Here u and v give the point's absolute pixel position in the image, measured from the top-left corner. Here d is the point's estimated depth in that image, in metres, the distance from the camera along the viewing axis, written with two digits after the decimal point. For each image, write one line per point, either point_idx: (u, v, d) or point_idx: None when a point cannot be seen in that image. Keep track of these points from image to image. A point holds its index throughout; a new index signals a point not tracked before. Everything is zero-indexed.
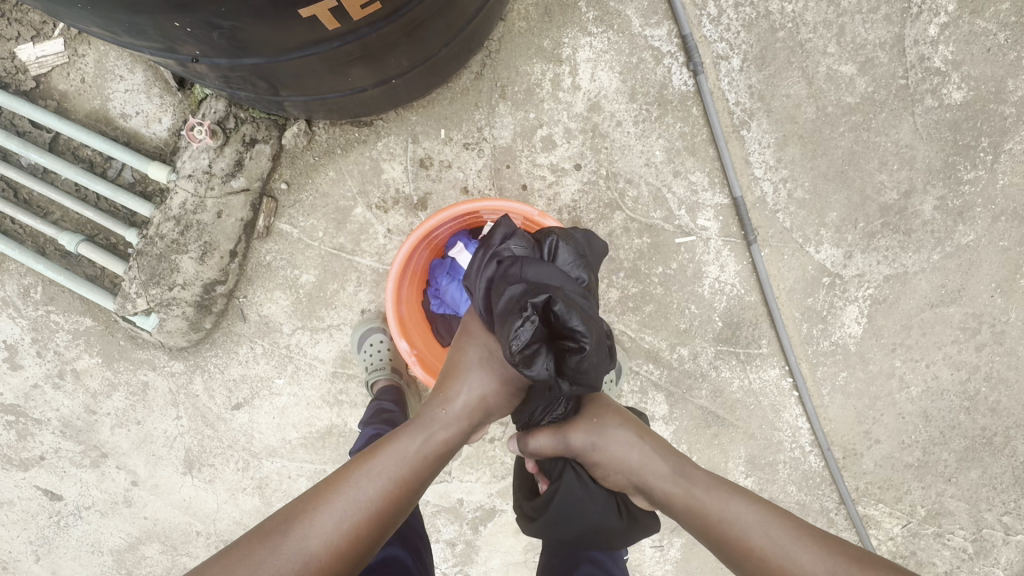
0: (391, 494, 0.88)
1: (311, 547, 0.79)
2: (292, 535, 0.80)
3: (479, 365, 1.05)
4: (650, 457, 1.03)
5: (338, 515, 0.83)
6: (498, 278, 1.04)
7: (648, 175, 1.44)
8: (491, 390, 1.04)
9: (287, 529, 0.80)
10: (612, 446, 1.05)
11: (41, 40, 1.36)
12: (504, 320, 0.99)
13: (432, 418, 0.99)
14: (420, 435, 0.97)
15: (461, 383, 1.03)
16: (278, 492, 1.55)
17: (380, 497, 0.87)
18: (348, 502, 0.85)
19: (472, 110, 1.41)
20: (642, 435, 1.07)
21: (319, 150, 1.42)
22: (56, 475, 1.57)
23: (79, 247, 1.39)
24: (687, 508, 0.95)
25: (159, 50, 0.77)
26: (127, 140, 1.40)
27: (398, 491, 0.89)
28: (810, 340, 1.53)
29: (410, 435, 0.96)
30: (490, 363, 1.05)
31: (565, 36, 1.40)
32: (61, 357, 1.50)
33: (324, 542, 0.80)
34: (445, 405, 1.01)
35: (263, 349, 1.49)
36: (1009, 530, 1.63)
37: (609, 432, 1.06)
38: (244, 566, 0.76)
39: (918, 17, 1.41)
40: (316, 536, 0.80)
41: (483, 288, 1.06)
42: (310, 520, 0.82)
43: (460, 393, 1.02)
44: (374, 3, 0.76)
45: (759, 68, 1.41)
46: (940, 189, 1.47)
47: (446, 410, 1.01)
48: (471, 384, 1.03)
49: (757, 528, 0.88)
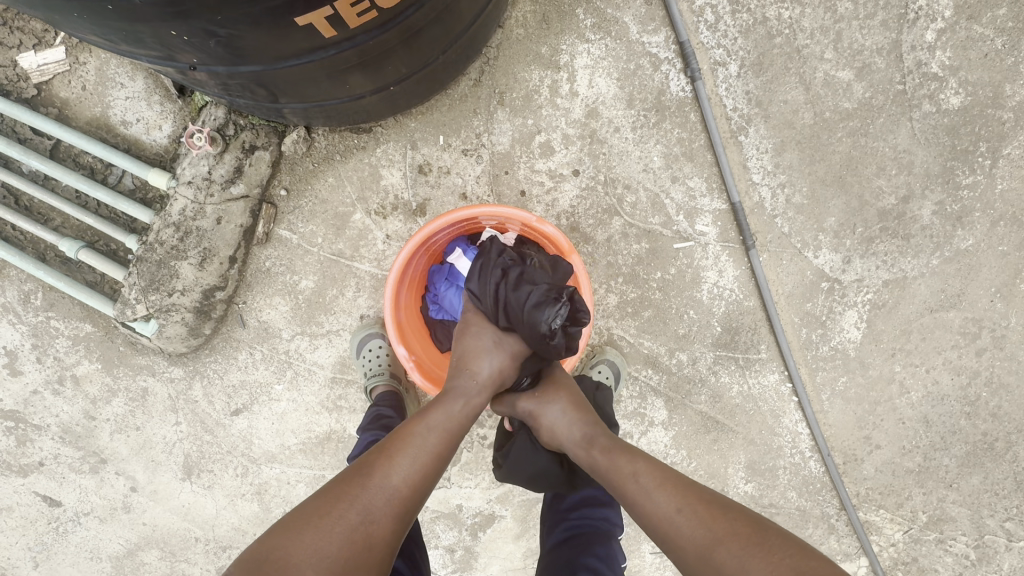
0: (446, 446, 0.95)
1: (395, 488, 0.84)
2: (376, 477, 0.84)
3: (497, 344, 1.15)
4: (569, 426, 1.08)
5: (410, 462, 0.88)
6: (510, 274, 1.19)
7: (646, 181, 1.44)
8: (506, 366, 1.13)
9: (369, 475, 0.84)
10: (544, 417, 1.12)
11: (43, 48, 1.37)
12: (526, 295, 1.13)
13: (464, 385, 1.06)
14: (460, 397, 1.03)
15: (485, 357, 1.12)
16: (277, 498, 1.55)
17: (440, 448, 0.93)
18: (415, 450, 0.90)
19: (470, 117, 1.42)
20: (569, 409, 1.11)
21: (318, 157, 1.42)
22: (55, 481, 1.57)
23: (80, 253, 1.39)
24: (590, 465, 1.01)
25: (157, 59, 0.77)
26: (128, 147, 1.41)
27: (452, 444, 0.96)
28: (809, 345, 1.52)
29: (453, 397, 1.02)
30: (505, 343, 1.16)
31: (563, 43, 1.40)
32: (60, 363, 1.50)
33: (404, 483, 0.85)
34: (476, 374, 1.08)
35: (262, 354, 1.49)
36: (1012, 536, 1.62)
37: (545, 405, 1.13)
38: (339, 503, 0.80)
39: (915, 23, 1.41)
40: (397, 478, 0.85)
41: (495, 284, 1.18)
42: (387, 465, 0.86)
43: (485, 366, 1.10)
44: (370, 11, 0.76)
45: (757, 74, 1.42)
46: (938, 194, 1.47)
47: (478, 379, 1.08)
48: (492, 361, 1.12)
49: (631, 480, 0.91)
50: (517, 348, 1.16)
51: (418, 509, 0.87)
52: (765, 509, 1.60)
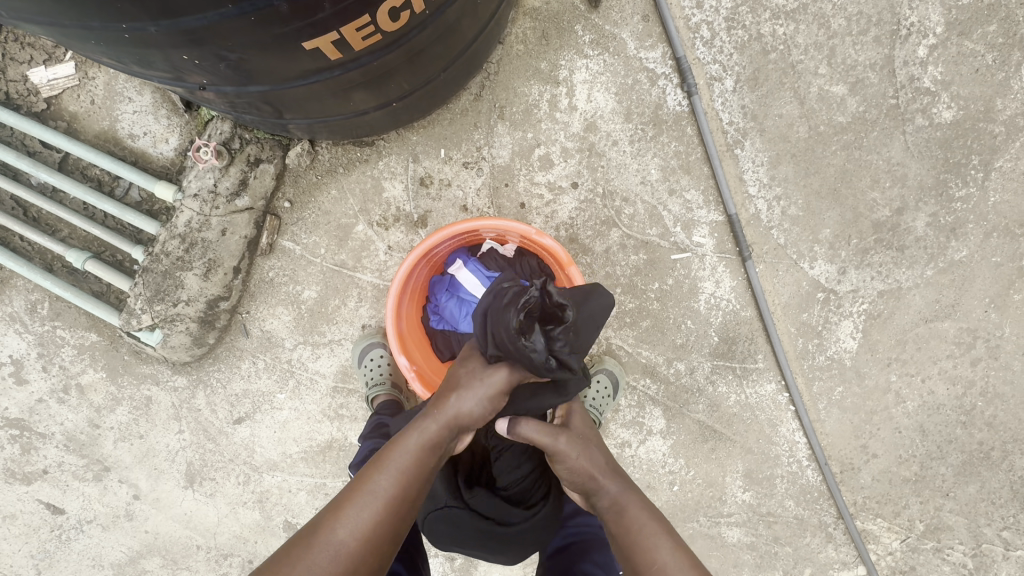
0: (404, 488, 0.89)
1: (344, 540, 0.81)
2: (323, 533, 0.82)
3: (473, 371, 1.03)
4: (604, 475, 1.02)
5: (360, 511, 0.85)
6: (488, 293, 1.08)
7: (644, 193, 1.47)
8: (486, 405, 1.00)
9: (314, 536, 0.82)
10: (572, 453, 1.02)
11: (54, 63, 1.40)
12: (502, 299, 1.02)
13: (427, 421, 0.98)
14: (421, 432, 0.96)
15: (460, 388, 1.01)
16: (278, 506, 1.56)
17: (396, 490, 0.88)
18: (368, 498, 0.86)
19: (471, 130, 1.45)
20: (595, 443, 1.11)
21: (322, 170, 1.45)
22: (59, 489, 1.58)
23: (87, 264, 1.42)
24: (610, 506, 0.99)
25: (167, 79, 0.80)
26: (135, 160, 1.43)
27: (413, 483, 0.90)
28: (806, 355, 1.54)
29: (414, 431, 0.96)
30: (489, 372, 1.02)
31: (562, 59, 1.43)
32: (65, 372, 1.52)
33: (353, 534, 0.82)
34: (445, 407, 0.99)
35: (265, 363, 1.51)
36: (1010, 545, 1.63)
37: (587, 449, 1.04)
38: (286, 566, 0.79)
39: (907, 39, 1.44)
40: (346, 530, 0.82)
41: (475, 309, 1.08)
42: (336, 519, 0.83)
43: (457, 399, 1.00)
44: (375, 35, 0.78)
45: (752, 89, 1.45)
46: (932, 206, 1.50)
47: (447, 412, 0.98)
48: (469, 393, 1.00)
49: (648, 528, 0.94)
50: (495, 382, 1.01)
51: (377, 556, 0.84)
52: (764, 518, 1.62)
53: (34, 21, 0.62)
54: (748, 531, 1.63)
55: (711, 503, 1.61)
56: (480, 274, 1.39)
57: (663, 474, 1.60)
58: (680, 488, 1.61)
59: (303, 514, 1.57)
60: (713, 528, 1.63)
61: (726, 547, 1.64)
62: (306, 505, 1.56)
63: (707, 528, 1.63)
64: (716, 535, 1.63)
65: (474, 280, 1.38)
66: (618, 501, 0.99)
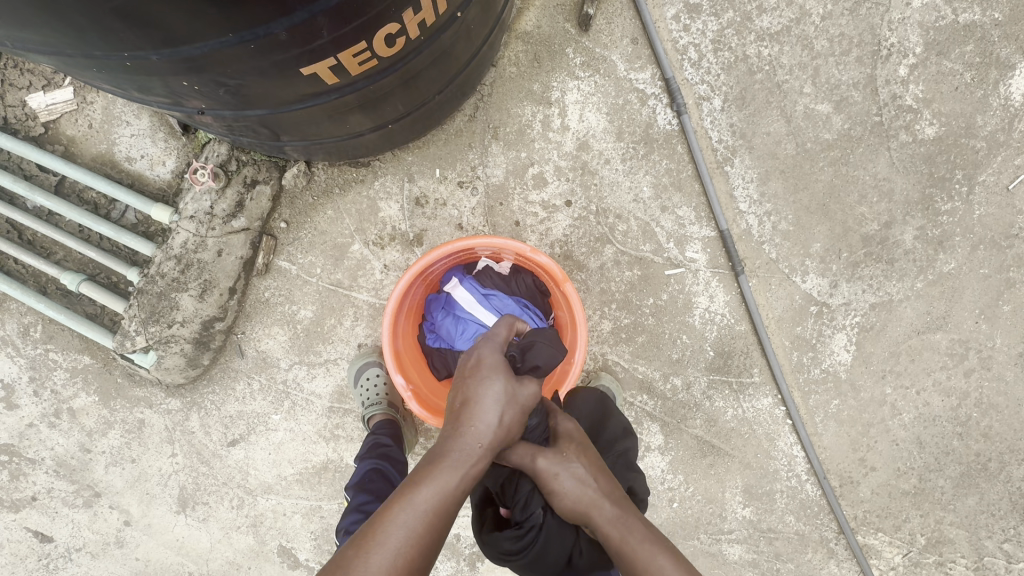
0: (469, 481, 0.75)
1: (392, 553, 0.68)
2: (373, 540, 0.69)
3: (500, 363, 0.85)
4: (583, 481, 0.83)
5: (408, 519, 0.71)
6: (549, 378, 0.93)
7: (637, 210, 1.49)
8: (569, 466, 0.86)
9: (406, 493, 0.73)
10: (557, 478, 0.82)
11: (52, 88, 1.42)
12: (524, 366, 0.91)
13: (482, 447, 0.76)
14: (494, 410, 0.78)
15: (481, 390, 0.80)
16: (272, 531, 1.54)
17: (435, 513, 0.72)
18: (395, 540, 0.69)
19: (465, 150, 1.47)
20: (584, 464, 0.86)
21: (318, 190, 1.46)
22: (47, 516, 1.55)
23: (81, 286, 1.41)
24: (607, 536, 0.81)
25: (166, 105, 0.81)
26: (131, 182, 1.45)
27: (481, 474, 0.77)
28: (801, 368, 1.55)
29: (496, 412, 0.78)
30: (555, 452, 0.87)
31: (554, 80, 1.47)
32: (58, 397, 1.51)
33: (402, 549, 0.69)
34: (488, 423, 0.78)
35: (260, 384, 1.50)
36: (1012, 558, 1.62)
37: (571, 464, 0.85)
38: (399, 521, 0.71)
39: (888, 59, 1.48)
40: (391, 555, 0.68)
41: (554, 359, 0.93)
42: (366, 559, 0.67)
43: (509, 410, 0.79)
44: (371, 60, 0.80)
45: (739, 108, 1.48)
46: (918, 220, 1.52)
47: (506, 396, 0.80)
48: (494, 398, 0.79)
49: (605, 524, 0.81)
50: (534, 394, 0.84)
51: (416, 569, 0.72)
52: (765, 534, 1.60)
53: (39, 51, 0.64)
54: (749, 548, 1.61)
55: (712, 519, 1.60)
56: (475, 292, 1.39)
57: (662, 490, 1.59)
58: (680, 505, 1.59)
59: (297, 539, 1.54)
60: (714, 546, 1.61)
61: (727, 565, 1.62)
62: (300, 529, 1.53)
63: (708, 546, 1.61)
64: (718, 553, 1.62)
65: (469, 298, 1.39)
66: (608, 533, 0.81)
